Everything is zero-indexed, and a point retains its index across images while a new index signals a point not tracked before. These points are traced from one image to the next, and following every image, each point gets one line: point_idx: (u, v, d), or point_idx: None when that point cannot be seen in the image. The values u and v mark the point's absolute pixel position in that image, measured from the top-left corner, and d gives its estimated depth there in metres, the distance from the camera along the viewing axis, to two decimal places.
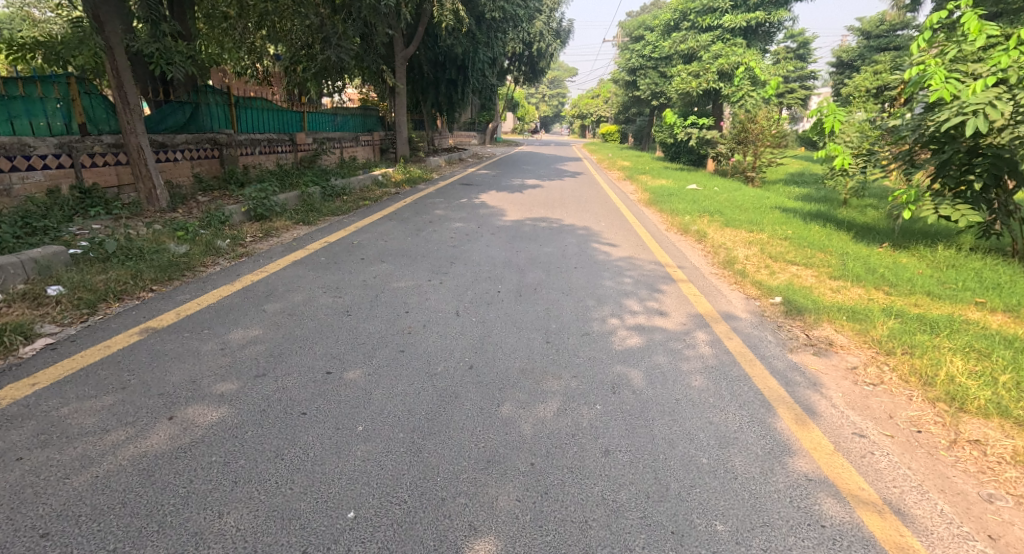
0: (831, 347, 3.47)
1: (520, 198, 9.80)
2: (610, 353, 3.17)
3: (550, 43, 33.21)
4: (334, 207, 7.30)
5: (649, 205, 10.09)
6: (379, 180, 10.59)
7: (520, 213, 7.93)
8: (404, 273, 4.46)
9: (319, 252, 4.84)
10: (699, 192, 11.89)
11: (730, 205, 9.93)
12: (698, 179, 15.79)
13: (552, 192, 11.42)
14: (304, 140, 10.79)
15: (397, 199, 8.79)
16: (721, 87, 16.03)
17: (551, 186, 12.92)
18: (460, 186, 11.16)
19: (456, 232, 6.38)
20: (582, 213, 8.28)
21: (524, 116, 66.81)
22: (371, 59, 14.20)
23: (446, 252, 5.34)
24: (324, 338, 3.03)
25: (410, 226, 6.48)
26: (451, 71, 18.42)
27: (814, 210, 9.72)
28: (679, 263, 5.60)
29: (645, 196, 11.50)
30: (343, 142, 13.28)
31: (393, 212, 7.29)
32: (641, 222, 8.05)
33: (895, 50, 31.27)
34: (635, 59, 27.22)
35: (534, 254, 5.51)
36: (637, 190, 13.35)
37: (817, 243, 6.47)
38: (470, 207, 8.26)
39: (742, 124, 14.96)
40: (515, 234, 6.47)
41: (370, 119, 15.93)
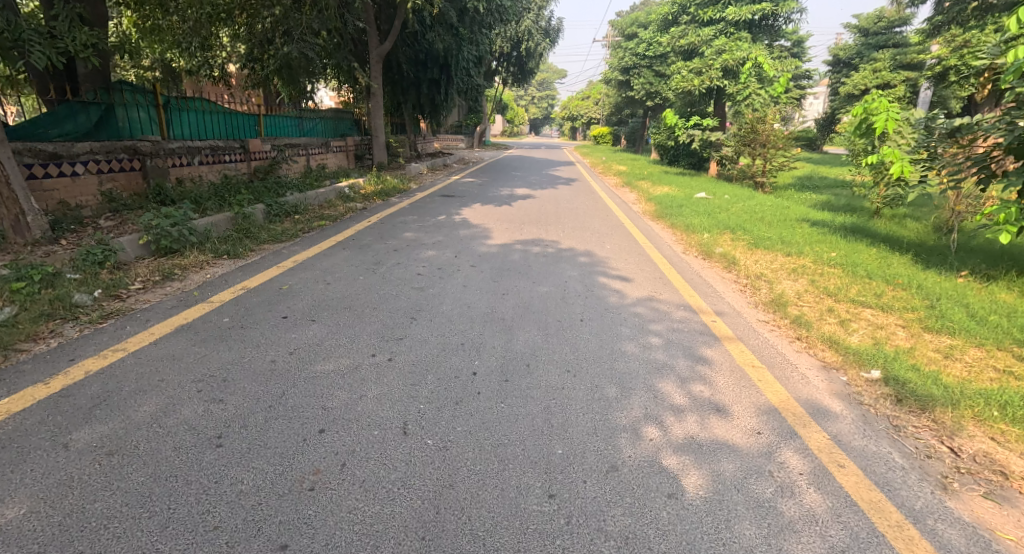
0: (1009, 481, 2.16)
1: (508, 212, 8.53)
2: (661, 524, 1.85)
3: (538, 42, 31.98)
4: (278, 230, 5.95)
5: (657, 220, 8.78)
6: (346, 193, 9.24)
7: (508, 234, 6.63)
8: (334, 345, 3.08)
9: (226, 307, 3.49)
10: (710, 201, 10.65)
11: (749, 217, 8.69)
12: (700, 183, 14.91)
13: (545, 204, 10.13)
14: (259, 147, 9.39)
15: (363, 217, 7.47)
16: (725, 85, 15.16)
17: (544, 196, 11.63)
18: (440, 198, 9.82)
19: (427, 263, 5.07)
20: (581, 232, 6.99)
21: (514, 119, 65.55)
22: (341, 56, 12.89)
23: (404, 300, 3.99)
24: (149, 521, 1.69)
25: (368, 256, 5.14)
26: (434, 70, 17.13)
27: (845, 222, 8.52)
28: (715, 307, 4.28)
29: (650, 208, 10.21)
30: (309, 149, 11.88)
31: (354, 236, 5.96)
32: (652, 244, 6.74)
33: (894, 48, 30.40)
34: (629, 58, 26.11)
35: (524, 298, 4.21)
36: (638, 199, 12.12)
37: (878, 272, 5.20)
38: (449, 226, 6.94)
39: (749, 125, 13.83)
40: (501, 265, 5.15)
41: (342, 123, 14.53)
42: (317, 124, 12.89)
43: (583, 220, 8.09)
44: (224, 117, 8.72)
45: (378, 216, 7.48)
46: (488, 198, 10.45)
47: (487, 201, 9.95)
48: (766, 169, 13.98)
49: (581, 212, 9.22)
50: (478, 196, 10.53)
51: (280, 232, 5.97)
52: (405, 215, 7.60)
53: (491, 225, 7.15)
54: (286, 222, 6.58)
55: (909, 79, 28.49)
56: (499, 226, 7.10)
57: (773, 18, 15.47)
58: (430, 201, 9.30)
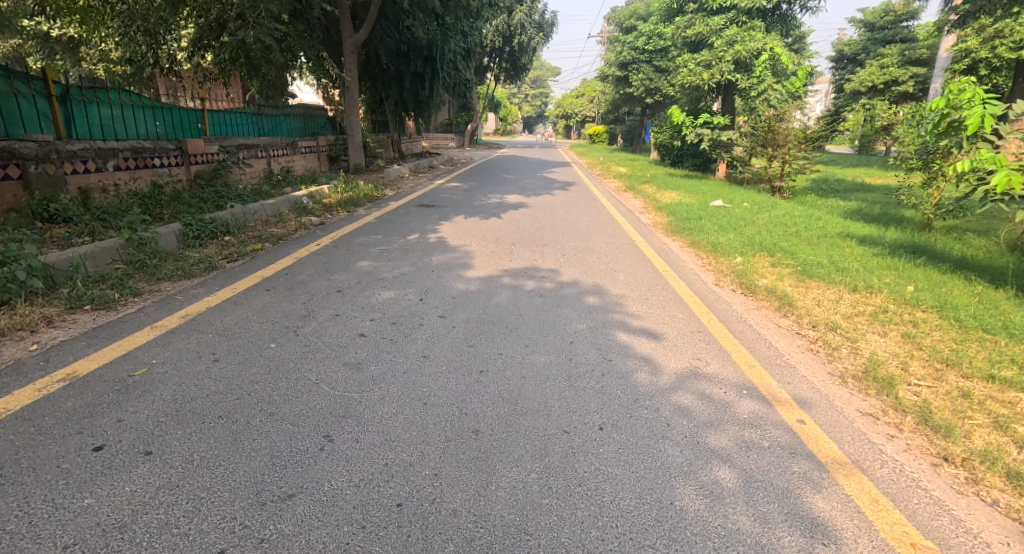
0: None
1: (495, 228, 7.18)
2: None
3: (531, 36, 30.60)
4: (189, 261, 4.56)
5: (674, 236, 7.45)
6: (303, 203, 7.84)
7: (494, 260, 5.27)
8: (157, 529, 1.69)
9: (5, 429, 2.09)
10: (730, 211, 9.31)
11: (780, 231, 7.41)
12: (710, 187, 13.63)
13: (538, 216, 8.78)
14: (199, 148, 7.97)
15: (315, 235, 6.08)
16: (738, 80, 13.92)
17: (538, 204, 10.28)
18: (417, 208, 8.44)
19: (376, 313, 3.69)
20: (584, 257, 5.65)
21: (507, 116, 64.04)
22: (307, 44, 11.45)
23: (325, 393, 2.58)
24: None
25: (296, 303, 3.76)
26: (417, 62, 15.78)
27: (895, 238, 7.21)
28: (794, 393, 2.92)
29: (661, 219, 8.85)
30: (269, 149, 10.43)
31: (291, 268, 4.59)
32: (676, 273, 5.37)
33: (901, 43, 29.29)
34: (627, 52, 24.84)
35: (511, 382, 2.84)
36: (645, 206, 10.79)
37: (997, 321, 3.84)
38: (421, 250, 5.57)
39: (766, 123, 12.55)
40: (477, 315, 3.78)
41: (313, 120, 13.08)
42: (282, 122, 11.44)
43: (585, 239, 6.76)
44: (153, 112, 7.31)
45: (334, 234, 6.09)
46: (472, 207, 9.11)
47: (471, 212, 8.60)
48: (784, 172, 12.69)
49: (582, 225, 7.87)
50: (462, 205, 9.16)
51: (193, 263, 4.59)
52: (370, 233, 6.23)
53: (472, 247, 5.79)
54: (210, 247, 5.20)
55: (918, 76, 27.41)
56: (482, 249, 5.73)
57: (789, 7, 14.26)
58: (404, 213, 7.92)
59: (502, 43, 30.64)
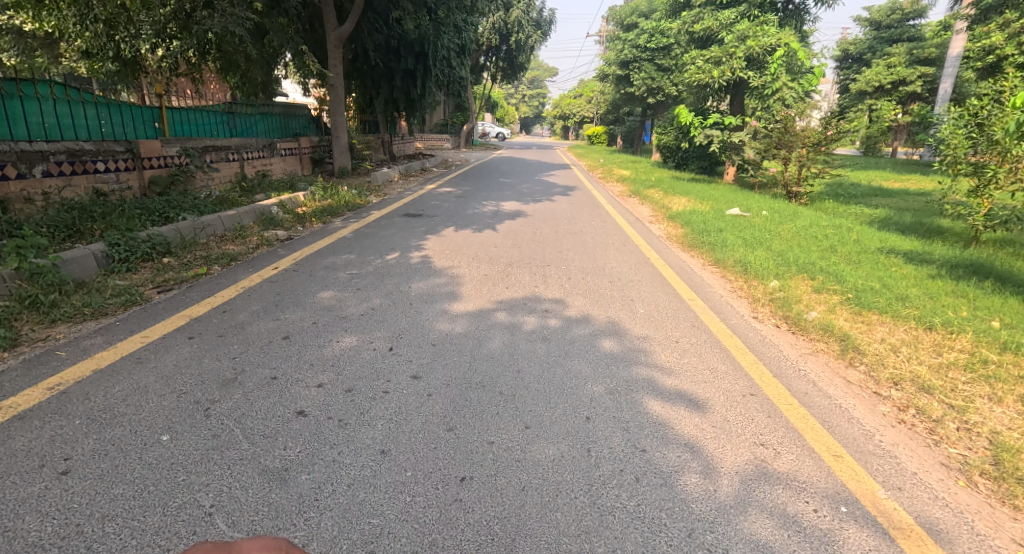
0: None
1: (489, 243, 6.32)
2: None
3: (529, 34, 29.76)
4: (103, 295, 3.68)
5: (694, 251, 6.59)
6: (274, 213, 6.98)
7: (487, 290, 4.39)
8: None
9: None
10: (749, 220, 8.48)
11: (813, 246, 6.57)
12: (721, 192, 12.81)
13: (537, 226, 7.93)
14: (154, 150, 7.09)
15: (278, 254, 5.20)
16: (750, 78, 13.16)
17: (537, 211, 9.43)
18: (402, 218, 7.58)
19: (329, 373, 2.80)
20: (594, 284, 4.79)
21: (504, 116, 63.24)
22: (284, 37, 10.54)
23: (220, 539, 1.70)
24: None
25: (225, 356, 2.87)
26: (408, 59, 14.94)
27: (943, 254, 6.37)
28: (915, 512, 2.05)
29: (675, 230, 8.00)
30: (241, 150, 9.56)
31: (232, 302, 3.70)
32: (707, 303, 4.51)
33: (908, 42, 28.61)
34: (629, 50, 24.04)
35: (509, 503, 1.96)
36: (655, 214, 9.94)
37: None
38: (401, 274, 4.69)
39: (782, 123, 11.76)
40: (462, 376, 2.89)
41: (294, 119, 12.22)
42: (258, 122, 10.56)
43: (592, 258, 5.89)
44: (96, 109, 6.43)
45: (301, 252, 5.21)
46: (465, 216, 8.26)
47: (463, 222, 7.73)
48: (800, 177, 11.89)
49: (587, 239, 7.00)
50: (453, 214, 8.29)
51: (111, 297, 3.70)
52: (342, 252, 5.35)
53: (462, 271, 4.92)
54: (143, 272, 4.30)
55: (925, 76, 26.74)
56: (474, 272, 4.86)
57: (802, 2, 13.53)
58: (387, 224, 7.05)
59: (499, 41, 29.81)
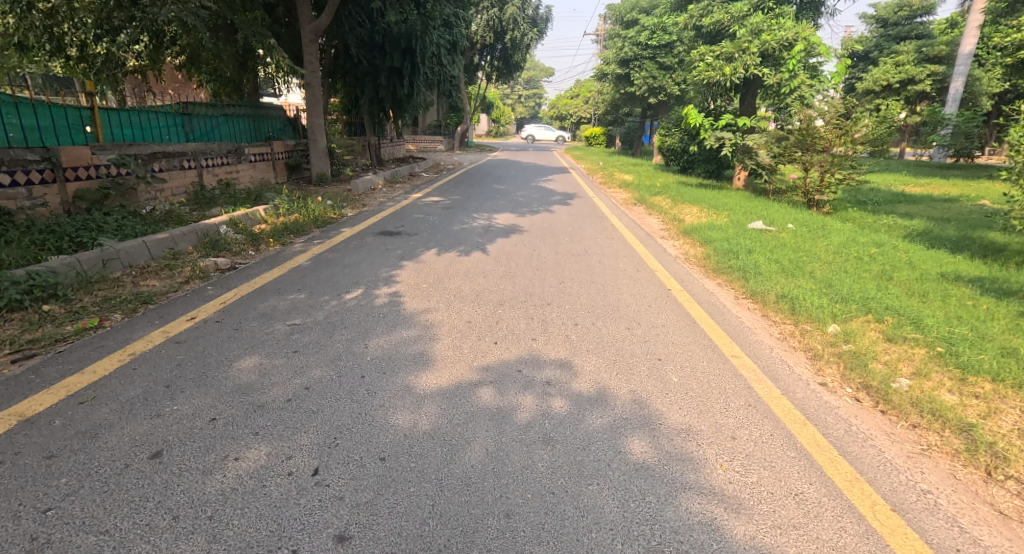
0: None
1: (477, 271, 5.29)
2: None
3: (525, 31, 28.73)
4: None
5: (724, 281, 5.58)
6: (224, 234, 5.95)
7: (469, 352, 3.36)
8: None
9: None
10: (775, 236, 7.51)
11: (864, 272, 5.59)
12: (735, 199, 11.88)
13: (534, 245, 6.92)
14: (78, 159, 6.02)
15: (208, 291, 4.14)
16: (765, 76, 12.29)
17: (535, 225, 8.43)
18: (378, 238, 6.53)
19: (197, 539, 1.75)
20: (608, 339, 3.77)
21: (499, 117, 62.27)
22: (249, 30, 9.41)
23: None
24: None
25: (33, 504, 1.81)
26: (395, 56, 13.93)
27: (1017, 280, 5.38)
28: None
29: (694, 248, 7.00)
30: (198, 158, 8.52)
31: (103, 382, 2.63)
32: (756, 365, 3.49)
33: (917, 40, 27.80)
34: (629, 48, 23.07)
35: None
36: (667, 226, 8.92)
37: None
38: (359, 325, 3.65)
39: (802, 124, 10.86)
40: (418, 539, 1.86)
41: (265, 121, 11.16)
42: (219, 126, 9.50)
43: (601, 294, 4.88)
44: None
45: (239, 288, 4.16)
46: (452, 233, 7.24)
47: (450, 241, 6.71)
48: (822, 182, 10.99)
49: (593, 263, 5.99)
50: (438, 231, 7.27)
51: None
52: (290, 288, 4.29)
53: (438, 318, 3.88)
54: (8, 328, 3.24)
55: (935, 74, 25.94)
56: (454, 322, 3.83)
57: None
58: (358, 245, 6.02)
59: (494, 40, 28.81)
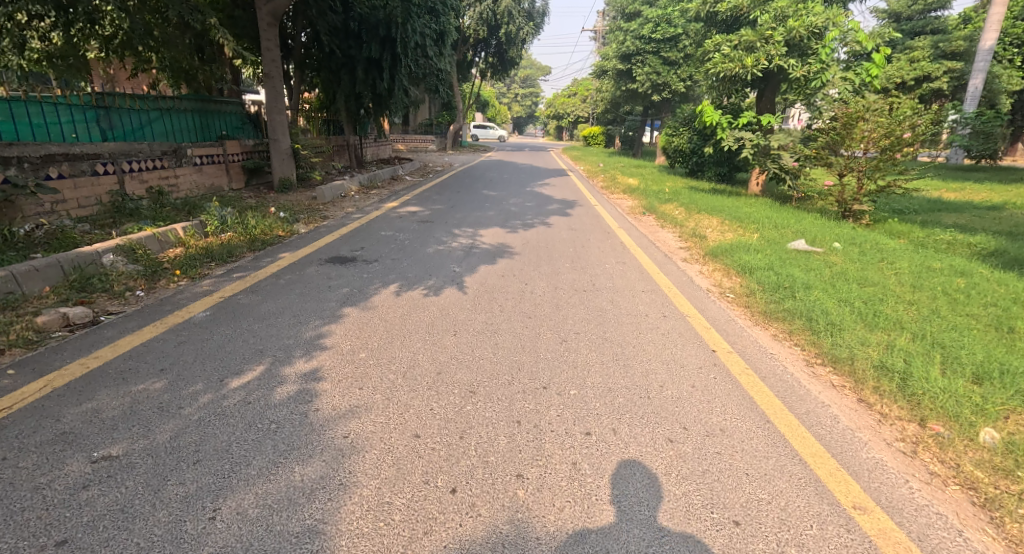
0: None
1: (443, 325, 3.85)
2: None
3: (521, 26, 27.29)
4: None
5: (786, 336, 4.14)
6: (110, 267, 4.44)
7: (399, 527, 1.91)
8: None
9: None
10: (826, 261, 6.13)
11: (969, 320, 4.19)
12: (758, 208, 10.52)
13: (527, 275, 5.50)
14: None
15: (5, 377, 2.67)
16: (790, 68, 11.01)
17: (529, 244, 7.01)
18: (324, 268, 5.08)
19: None
20: (640, 471, 2.33)
21: (495, 116, 60.96)
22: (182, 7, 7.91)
23: None
24: None
25: None
26: (373, 46, 12.56)
27: None
28: None
29: (730, 279, 5.62)
30: (119, 162, 7.06)
31: None
32: (905, 536, 2.06)
33: (931, 35, 26.41)
34: (630, 42, 21.72)
35: None
36: (689, 245, 7.52)
37: None
38: (221, 449, 2.19)
39: (838, 123, 9.52)
40: None
41: (216, 118, 9.68)
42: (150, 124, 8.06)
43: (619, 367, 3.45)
44: None
45: (57, 372, 2.70)
46: (423, 257, 5.81)
47: (419, 270, 5.28)
48: (858, 189, 9.63)
49: (604, 308, 4.55)
50: (406, 255, 5.84)
51: None
52: (148, 367, 2.83)
53: (363, 430, 2.43)
54: None
55: (952, 71, 24.60)
56: (388, 440, 2.38)
57: None
58: (291, 281, 4.57)
59: (487, 35, 27.57)
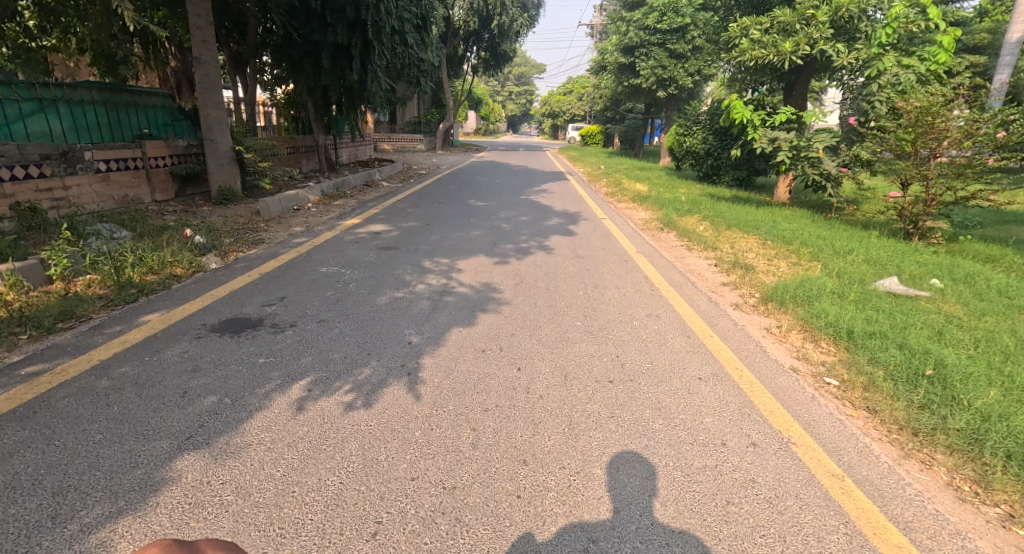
0: None
1: (356, 502, 2.05)
2: None
3: (515, 17, 25.45)
4: None
5: (980, 493, 2.35)
6: None
7: None
8: None
9: None
10: (943, 313, 4.36)
11: None
12: (801, 225, 8.76)
13: (521, 344, 3.69)
14: None
15: None
16: (836, 54, 9.27)
17: (522, 283, 5.20)
18: (205, 345, 3.24)
19: None
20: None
21: (488, 115, 59.07)
22: None
23: None
24: None
25: None
26: (340, 29, 10.74)
27: None
28: None
29: (820, 347, 3.88)
30: None
31: None
32: None
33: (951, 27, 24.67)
34: (633, 32, 19.97)
35: None
36: (735, 281, 5.76)
37: None
38: None
39: (907, 120, 7.85)
40: None
41: (131, 112, 7.78)
42: (20, 119, 6.27)
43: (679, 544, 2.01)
44: None
45: None
46: (369, 316, 3.98)
47: (355, 343, 3.46)
48: (928, 200, 7.86)
49: (648, 429, 2.73)
50: (345, 312, 4.01)
51: None
52: None
53: None
54: None
55: (974, 66, 22.90)
56: None
57: None
58: (124, 380, 2.72)
59: (478, 27, 25.76)
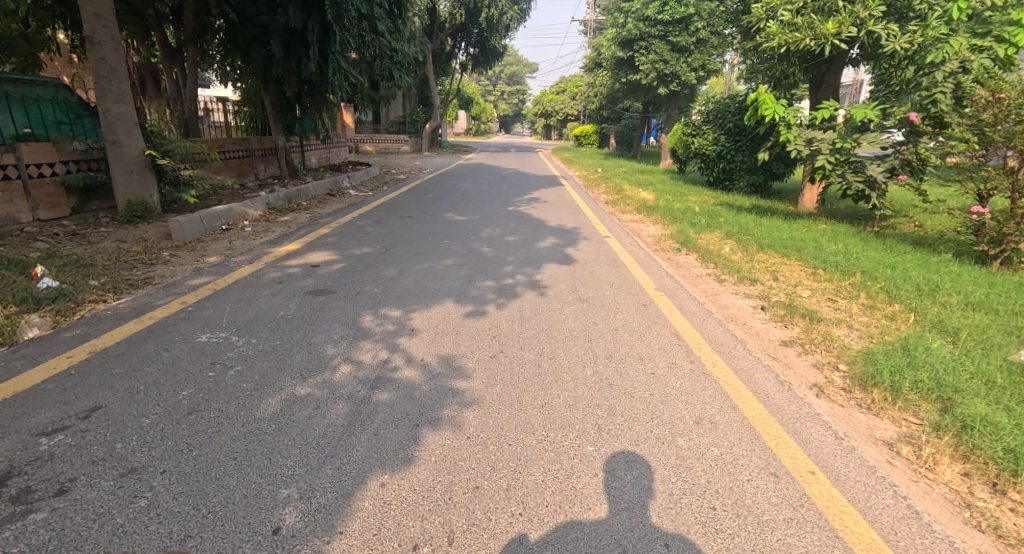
0: None
1: None
2: None
3: (505, 10, 23.80)
4: None
5: None
6: None
7: None
8: None
9: None
10: None
11: None
12: (851, 246, 7.16)
13: (484, 526, 2.06)
14: None
15: None
16: (887, 36, 7.68)
17: (502, 353, 3.57)
18: None
19: None
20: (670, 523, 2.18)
21: (480, 115, 57.20)
22: None
23: None
24: None
25: None
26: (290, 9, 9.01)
27: None
28: None
29: (1011, 499, 2.30)
30: None
31: None
32: None
33: None
34: (632, 25, 18.37)
35: None
36: (802, 341, 4.14)
37: None
38: None
39: (990, 116, 6.23)
40: None
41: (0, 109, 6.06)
42: None
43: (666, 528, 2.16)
44: None
45: None
46: (219, 454, 2.27)
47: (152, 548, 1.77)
48: (1019, 218, 6.18)
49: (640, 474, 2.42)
50: (181, 442, 2.31)
51: None
52: None
53: None
54: None
55: None
56: None
57: None
58: None
59: (466, 20, 24.09)
